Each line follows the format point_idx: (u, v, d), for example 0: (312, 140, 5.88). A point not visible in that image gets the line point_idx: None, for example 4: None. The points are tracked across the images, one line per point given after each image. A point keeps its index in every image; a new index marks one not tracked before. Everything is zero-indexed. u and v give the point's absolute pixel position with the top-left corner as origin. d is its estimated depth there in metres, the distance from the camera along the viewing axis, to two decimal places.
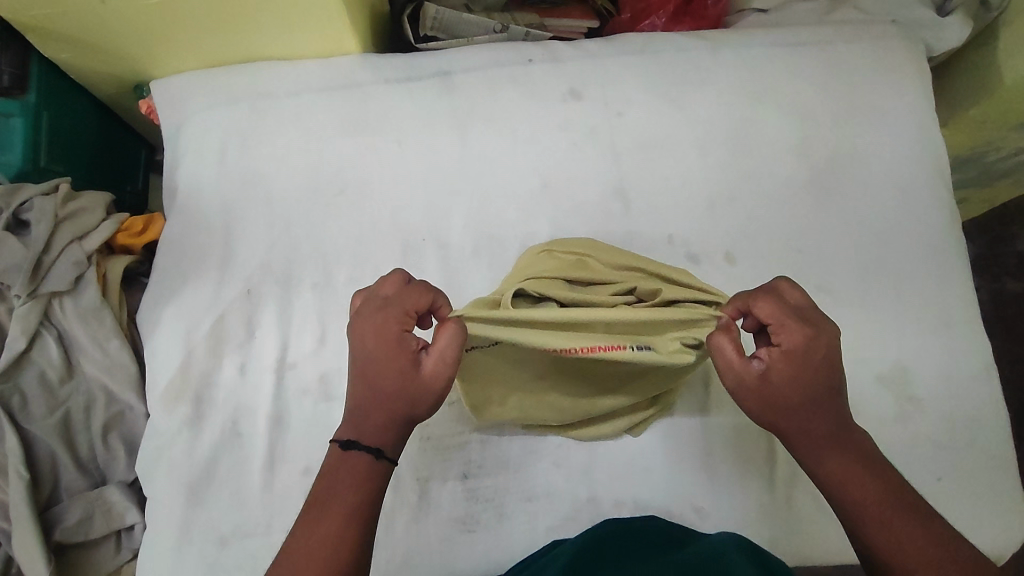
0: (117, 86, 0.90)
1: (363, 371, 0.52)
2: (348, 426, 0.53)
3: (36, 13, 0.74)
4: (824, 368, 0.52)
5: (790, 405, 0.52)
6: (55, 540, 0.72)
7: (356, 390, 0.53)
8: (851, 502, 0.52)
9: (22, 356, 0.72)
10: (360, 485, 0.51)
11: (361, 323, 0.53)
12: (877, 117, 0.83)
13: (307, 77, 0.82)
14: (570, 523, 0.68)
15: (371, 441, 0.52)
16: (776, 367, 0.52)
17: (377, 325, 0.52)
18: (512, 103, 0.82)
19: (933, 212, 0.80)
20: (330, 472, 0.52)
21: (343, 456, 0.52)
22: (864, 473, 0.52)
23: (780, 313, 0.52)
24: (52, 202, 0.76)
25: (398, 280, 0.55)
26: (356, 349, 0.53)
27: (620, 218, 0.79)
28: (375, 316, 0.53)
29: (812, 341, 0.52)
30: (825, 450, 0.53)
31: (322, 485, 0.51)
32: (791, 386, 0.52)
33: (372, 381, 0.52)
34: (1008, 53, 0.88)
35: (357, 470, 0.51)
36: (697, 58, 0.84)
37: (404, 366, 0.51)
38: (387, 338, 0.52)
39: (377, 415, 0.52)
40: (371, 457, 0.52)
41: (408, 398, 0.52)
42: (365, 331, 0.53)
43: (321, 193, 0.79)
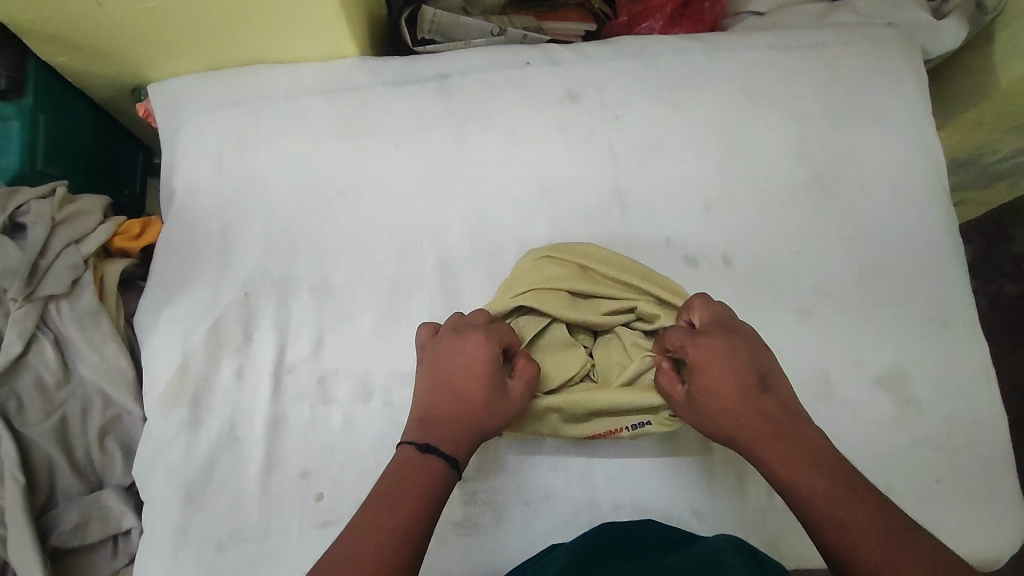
0: (114, 89, 0.90)
1: (455, 384, 0.58)
2: (426, 431, 0.55)
3: (34, 17, 0.74)
4: (738, 369, 0.56)
5: (717, 410, 0.56)
6: (52, 544, 0.71)
7: (440, 402, 0.57)
8: (803, 501, 0.50)
9: (18, 360, 0.71)
10: (434, 487, 0.52)
11: (458, 342, 0.60)
12: (874, 120, 0.83)
13: (305, 80, 0.82)
14: (569, 526, 0.68)
15: (450, 449, 0.54)
16: (692, 381, 0.57)
17: (477, 345, 0.59)
18: (509, 106, 0.82)
19: (930, 214, 0.80)
20: (405, 469, 0.52)
21: (421, 457, 0.53)
22: (807, 466, 0.51)
23: (684, 334, 0.59)
24: (49, 205, 0.76)
25: (487, 316, 0.64)
26: (451, 363, 0.59)
27: (619, 221, 0.79)
28: (474, 339, 0.60)
29: (714, 349, 0.57)
30: (762, 451, 0.54)
31: (396, 479, 0.51)
32: (712, 392, 0.56)
33: (461, 394, 0.57)
34: (1004, 55, 0.88)
35: (435, 471, 0.52)
36: (695, 60, 0.85)
37: (496, 386, 0.58)
38: (485, 357, 0.58)
39: (458, 424, 0.56)
40: (449, 463, 0.53)
41: (492, 414, 0.57)
42: (463, 349, 0.59)
43: (319, 196, 0.79)
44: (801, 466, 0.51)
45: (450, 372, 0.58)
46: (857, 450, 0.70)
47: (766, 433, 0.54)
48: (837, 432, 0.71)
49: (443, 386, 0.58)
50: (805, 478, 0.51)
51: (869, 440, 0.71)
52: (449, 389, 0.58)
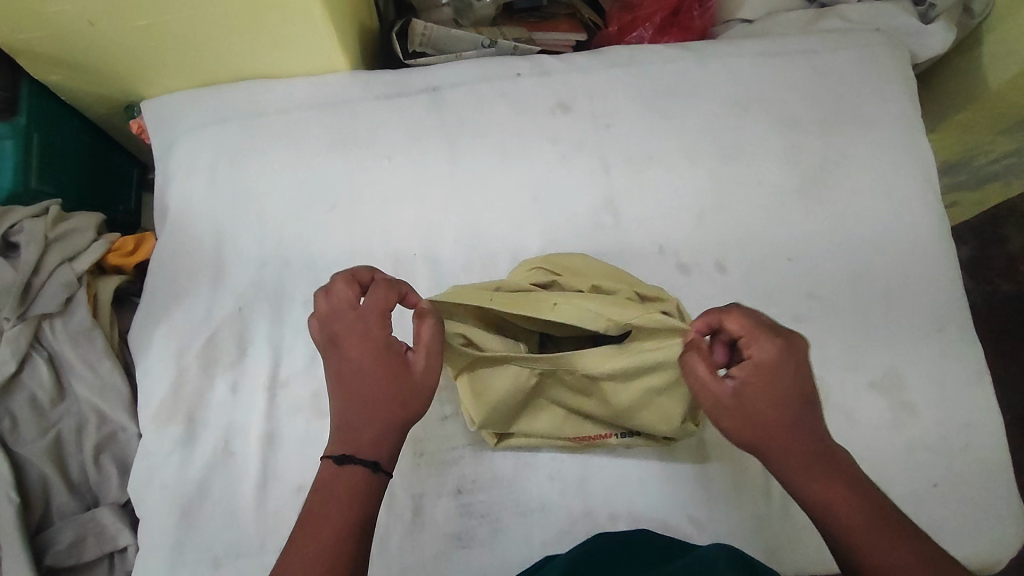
0: (108, 107, 0.90)
1: (354, 382, 0.53)
2: (340, 440, 0.52)
3: (26, 37, 0.74)
4: (792, 380, 0.52)
5: (764, 420, 0.51)
6: (47, 564, 0.70)
7: (348, 405, 0.53)
8: (845, 530, 0.49)
9: (12, 378, 0.71)
10: (356, 498, 0.50)
11: (341, 339, 0.55)
12: (863, 125, 0.83)
13: (297, 95, 0.83)
14: (566, 536, 0.68)
15: (369, 452, 0.52)
16: (748, 381, 0.52)
17: (364, 334, 0.54)
18: (500, 117, 0.83)
19: (922, 217, 0.80)
20: (324, 487, 0.51)
21: (338, 469, 0.51)
22: (852, 496, 0.50)
23: (750, 327, 0.52)
24: (42, 224, 0.77)
25: (354, 283, 0.56)
26: (346, 364, 0.54)
27: (610, 229, 0.79)
28: (353, 330, 0.54)
29: (781, 356, 0.52)
30: (811, 475, 0.51)
31: (318, 499, 0.50)
32: (766, 403, 0.52)
33: (368, 390, 0.53)
34: (992, 58, 0.88)
35: (355, 482, 0.51)
36: (684, 68, 0.85)
37: (395, 369, 0.53)
38: (375, 345, 0.54)
39: (372, 426, 0.52)
40: (370, 468, 0.51)
41: (406, 396, 0.53)
42: (353, 341, 0.54)
43: (311, 210, 0.79)
44: (847, 498, 0.50)
45: (349, 370, 0.54)
46: (854, 455, 0.70)
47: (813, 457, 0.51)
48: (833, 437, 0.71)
49: (344, 386, 0.54)
50: (848, 507, 0.50)
51: (866, 444, 0.71)
52: (352, 389, 0.53)
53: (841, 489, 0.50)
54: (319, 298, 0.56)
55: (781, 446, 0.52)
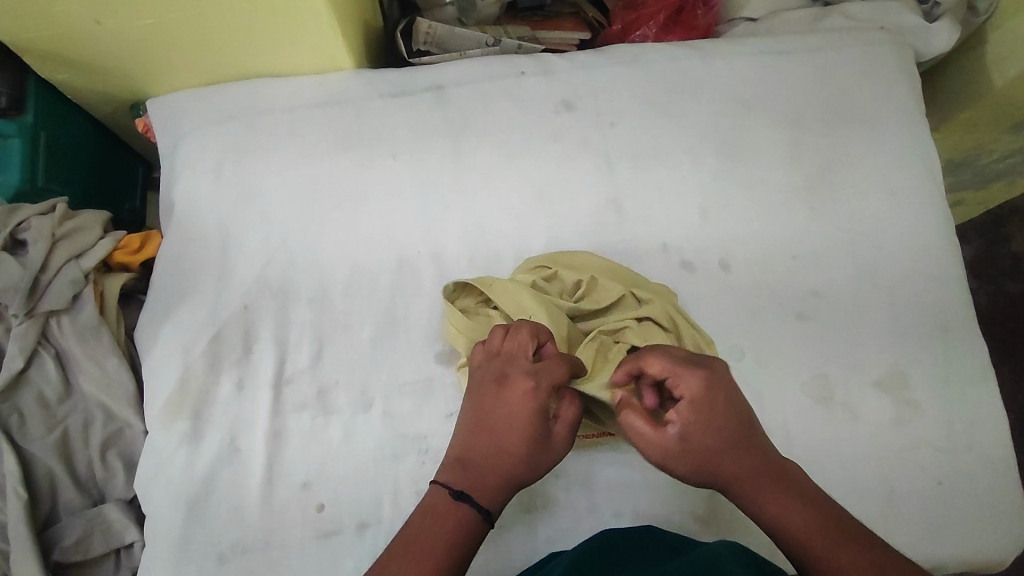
0: (114, 105, 0.91)
1: (498, 426, 0.54)
2: (461, 476, 0.52)
3: (34, 36, 0.75)
4: (729, 412, 0.53)
5: (711, 458, 0.51)
6: (54, 559, 0.71)
7: (479, 444, 0.54)
8: (812, 557, 0.48)
9: (21, 374, 0.72)
10: (460, 541, 0.50)
11: (506, 381, 0.55)
12: (868, 124, 0.83)
13: (302, 93, 0.83)
14: (571, 533, 0.68)
15: (483, 500, 0.52)
16: (687, 423, 0.52)
17: (527, 385, 0.54)
18: (505, 115, 0.83)
19: (926, 215, 0.80)
20: (434, 517, 0.50)
21: (452, 506, 0.51)
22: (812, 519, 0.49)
23: (671, 364, 0.53)
24: (48, 222, 0.77)
25: (533, 340, 0.57)
26: (497, 406, 0.54)
27: (614, 228, 0.79)
28: (524, 378, 0.55)
29: (711, 389, 0.53)
30: (767, 505, 0.51)
31: (422, 527, 0.50)
32: (709, 440, 0.52)
33: (506, 438, 0.53)
34: (998, 56, 0.88)
35: (463, 524, 0.50)
36: (688, 67, 0.85)
37: (541, 435, 0.53)
38: (533, 402, 0.54)
39: (494, 476, 0.53)
40: (480, 516, 0.51)
41: (539, 463, 0.53)
42: (510, 385, 0.55)
43: (317, 207, 0.79)
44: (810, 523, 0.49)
45: (496, 412, 0.54)
46: (858, 452, 0.70)
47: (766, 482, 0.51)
48: (836, 435, 0.71)
49: (484, 427, 0.54)
50: (812, 531, 0.49)
51: (869, 443, 0.71)
52: (491, 430, 0.54)
53: (801, 512, 0.50)
54: (499, 334, 0.59)
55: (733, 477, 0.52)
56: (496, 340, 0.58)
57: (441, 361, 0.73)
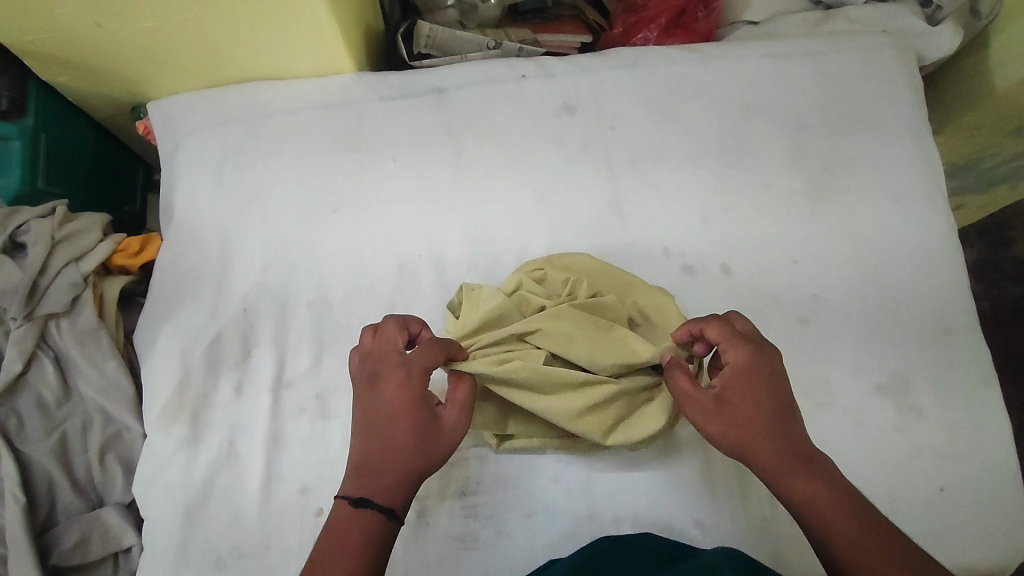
0: (114, 108, 0.90)
1: (383, 425, 0.55)
2: (358, 483, 0.53)
3: (34, 38, 0.75)
4: (771, 387, 0.56)
5: (748, 426, 0.55)
6: (51, 563, 0.70)
7: (369, 446, 0.55)
8: (829, 533, 0.50)
9: (19, 378, 0.72)
10: (370, 543, 0.51)
11: (380, 378, 0.56)
12: (870, 128, 0.83)
13: (303, 96, 0.83)
14: (571, 539, 0.68)
15: (384, 498, 0.52)
16: (728, 386, 0.57)
17: (401, 377, 0.56)
18: (506, 118, 0.83)
19: (929, 220, 0.80)
20: (338, 527, 0.51)
21: (354, 513, 0.51)
22: (835, 500, 0.52)
23: (726, 335, 0.58)
24: (48, 224, 0.77)
25: (396, 332, 0.59)
26: (378, 404, 0.56)
27: (615, 231, 0.79)
28: (394, 372, 0.56)
29: (756, 361, 0.57)
30: (794, 481, 0.53)
31: (330, 539, 0.51)
32: (747, 407, 0.56)
33: (393, 434, 0.54)
34: (1001, 60, 0.88)
35: (368, 527, 0.51)
36: (690, 70, 0.85)
37: (426, 421, 0.55)
38: (410, 392, 0.55)
39: (391, 473, 0.53)
40: (384, 514, 0.52)
41: (431, 449, 0.55)
42: (386, 381, 0.56)
43: (317, 210, 0.79)
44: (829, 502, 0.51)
45: (379, 411, 0.55)
46: (860, 458, 0.70)
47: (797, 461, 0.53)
48: (838, 440, 0.70)
49: (372, 428, 0.55)
50: (836, 511, 0.51)
51: (872, 449, 0.70)
52: (377, 429, 0.55)
53: (824, 492, 0.52)
54: (367, 336, 0.59)
55: (764, 453, 0.54)
56: (364, 342, 0.59)
57: None
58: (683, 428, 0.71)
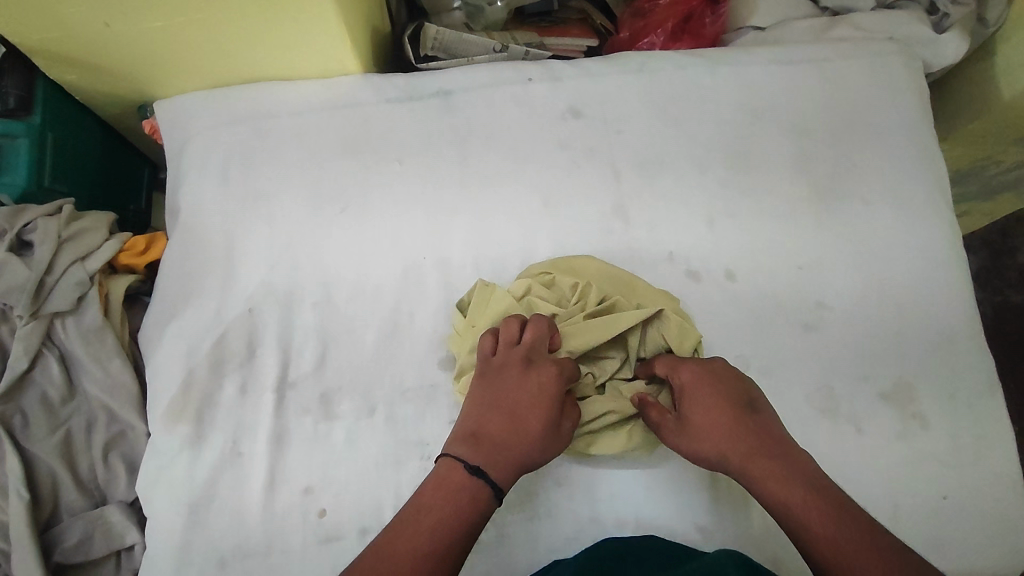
0: (120, 107, 0.90)
1: (516, 410, 0.60)
2: (479, 451, 0.57)
3: (42, 36, 0.75)
4: (726, 396, 0.61)
5: (710, 433, 0.59)
6: (55, 561, 0.70)
7: (499, 421, 0.59)
8: (799, 525, 0.52)
9: (24, 376, 0.72)
10: (475, 511, 0.53)
11: (530, 368, 0.62)
12: (875, 135, 0.83)
13: (309, 97, 0.83)
14: (572, 542, 0.68)
15: (499, 477, 0.56)
16: (685, 403, 0.62)
17: (548, 375, 0.62)
18: (511, 121, 0.83)
19: (933, 227, 0.80)
20: (446, 487, 0.54)
21: (470, 478, 0.55)
22: (806, 493, 0.53)
23: (672, 361, 0.65)
24: (55, 223, 0.77)
25: (547, 331, 0.65)
26: (518, 386, 0.61)
27: (620, 235, 0.79)
28: (545, 368, 0.62)
29: (705, 375, 0.62)
30: (763, 479, 0.55)
31: (433, 497, 0.53)
32: (705, 416, 0.60)
33: (525, 420, 0.59)
34: (1007, 68, 0.88)
35: (480, 496, 0.54)
36: (696, 75, 0.85)
37: (554, 423, 0.60)
38: (552, 392, 0.61)
39: (512, 455, 0.58)
40: (495, 491, 0.55)
41: (546, 448, 0.60)
42: (533, 373, 0.62)
43: (323, 211, 0.79)
44: (799, 492, 0.53)
45: (515, 395, 0.60)
46: (862, 465, 0.70)
47: (763, 458, 0.56)
48: (840, 446, 0.70)
49: (504, 409, 0.60)
50: (802, 501, 0.52)
51: (875, 456, 0.70)
52: (509, 411, 0.60)
53: (791, 486, 0.53)
54: (515, 325, 0.65)
55: (730, 455, 0.57)
56: (513, 327, 0.65)
57: (445, 367, 0.73)
58: None
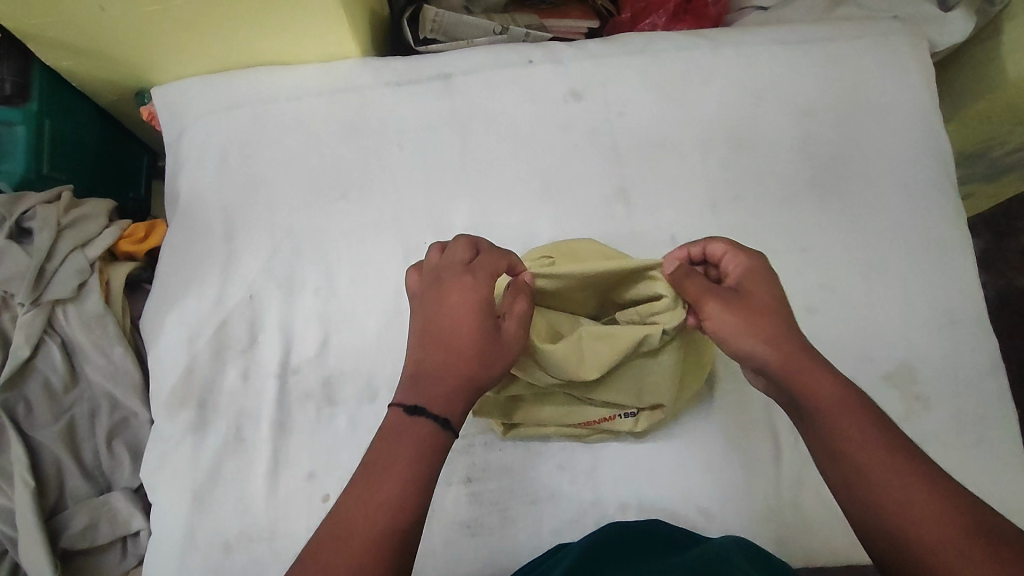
0: (117, 93, 0.90)
1: (445, 330, 0.53)
2: (412, 392, 0.51)
3: (36, 21, 0.74)
4: (780, 295, 0.56)
5: (766, 318, 0.54)
6: (62, 546, 0.71)
7: (428, 352, 0.53)
8: (844, 431, 0.49)
9: (26, 364, 0.72)
10: (423, 452, 0.48)
11: (445, 287, 0.55)
12: (880, 116, 0.82)
13: (307, 82, 0.82)
14: (576, 525, 0.68)
15: (440, 408, 0.50)
16: (744, 288, 0.56)
17: (466, 286, 0.55)
18: (513, 103, 0.82)
19: (938, 208, 0.79)
20: (391, 437, 0.49)
21: (408, 422, 0.49)
22: (853, 397, 0.51)
23: (735, 246, 0.59)
24: (54, 210, 0.77)
25: (469, 246, 0.58)
26: (438, 310, 0.54)
27: (623, 219, 0.78)
28: (461, 278, 0.55)
29: (766, 270, 0.57)
30: (812, 372, 0.52)
31: (380, 448, 0.48)
32: (765, 304, 0.55)
33: (454, 341, 0.53)
34: (1012, 47, 0.87)
35: (425, 436, 0.49)
36: (698, 56, 0.84)
37: (489, 329, 0.54)
38: (475, 299, 0.54)
39: (451, 380, 0.52)
40: (440, 426, 0.49)
41: (489, 358, 0.53)
42: (455, 286, 0.55)
43: (324, 196, 0.79)
44: (846, 396, 0.50)
45: (439, 318, 0.54)
46: None
47: (808, 361, 0.52)
48: None
49: (433, 334, 0.54)
50: (850, 406, 0.50)
51: None
52: (438, 336, 0.54)
53: (840, 388, 0.51)
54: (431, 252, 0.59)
55: (783, 349, 0.53)
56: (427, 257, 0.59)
57: None
58: (688, 417, 0.72)
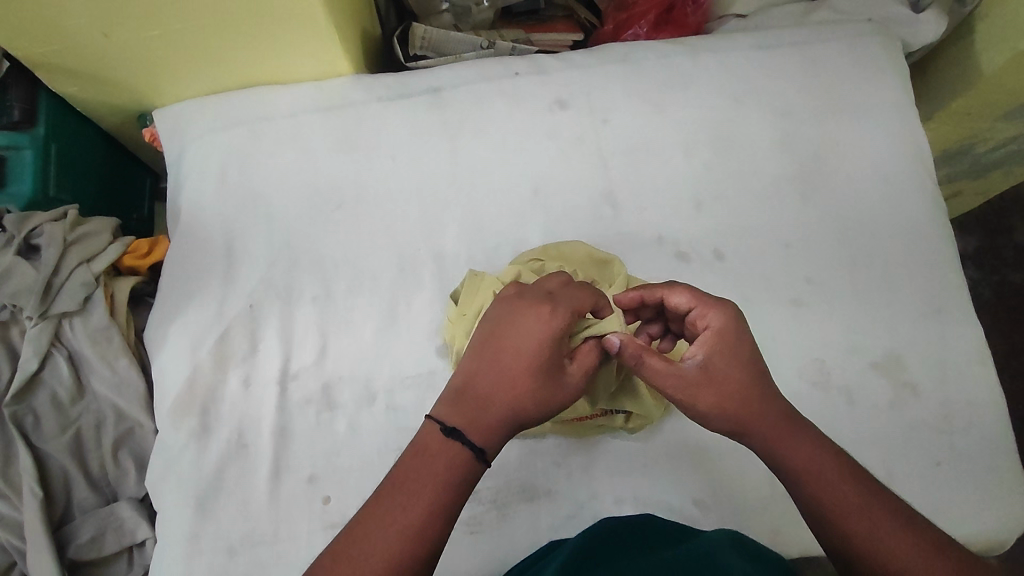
0: (121, 117, 0.93)
1: (508, 353, 0.56)
2: (458, 411, 0.54)
3: (43, 50, 0.77)
4: (747, 356, 0.57)
5: (737, 390, 0.56)
6: (69, 556, 0.73)
7: (485, 374, 0.56)
8: (810, 494, 0.53)
9: (35, 376, 0.75)
10: (451, 479, 0.52)
11: (522, 309, 0.57)
12: (857, 115, 0.85)
13: (302, 99, 0.85)
14: (573, 521, 0.69)
15: (478, 438, 0.53)
16: (714, 355, 0.56)
17: (543, 316, 0.56)
18: (500, 114, 0.85)
19: (918, 202, 0.81)
20: (427, 455, 0.52)
21: (445, 443, 0.53)
22: (826, 461, 0.54)
23: (700, 300, 0.58)
24: (61, 227, 0.79)
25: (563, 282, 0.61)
26: (509, 331, 0.57)
27: (610, 222, 0.81)
28: (539, 307, 0.57)
29: (732, 324, 0.57)
30: (785, 442, 0.55)
31: (414, 466, 0.52)
32: (733, 370, 0.56)
33: (514, 371, 0.55)
34: (984, 45, 0.90)
35: (458, 462, 0.52)
36: (679, 63, 0.87)
37: (551, 371, 0.56)
38: (548, 335, 0.56)
39: (497, 411, 0.54)
40: (474, 454, 0.53)
41: (544, 400, 0.55)
42: (534, 315, 0.57)
43: (320, 208, 0.82)
44: (819, 460, 0.54)
45: (507, 341, 0.56)
46: (854, 435, 0.71)
47: (783, 430, 0.55)
48: (834, 419, 0.72)
49: (495, 355, 0.56)
50: (822, 470, 0.53)
51: (867, 427, 0.72)
52: (498, 359, 0.56)
53: (812, 451, 0.54)
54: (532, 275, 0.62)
55: (753, 420, 0.55)
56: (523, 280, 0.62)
57: (442, 355, 0.75)
58: (681, 409, 0.73)
